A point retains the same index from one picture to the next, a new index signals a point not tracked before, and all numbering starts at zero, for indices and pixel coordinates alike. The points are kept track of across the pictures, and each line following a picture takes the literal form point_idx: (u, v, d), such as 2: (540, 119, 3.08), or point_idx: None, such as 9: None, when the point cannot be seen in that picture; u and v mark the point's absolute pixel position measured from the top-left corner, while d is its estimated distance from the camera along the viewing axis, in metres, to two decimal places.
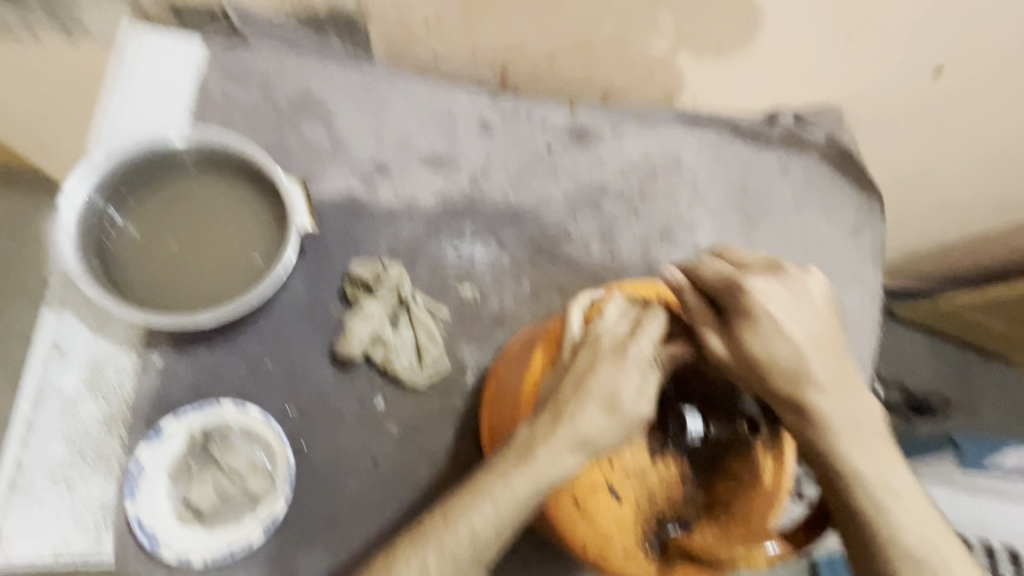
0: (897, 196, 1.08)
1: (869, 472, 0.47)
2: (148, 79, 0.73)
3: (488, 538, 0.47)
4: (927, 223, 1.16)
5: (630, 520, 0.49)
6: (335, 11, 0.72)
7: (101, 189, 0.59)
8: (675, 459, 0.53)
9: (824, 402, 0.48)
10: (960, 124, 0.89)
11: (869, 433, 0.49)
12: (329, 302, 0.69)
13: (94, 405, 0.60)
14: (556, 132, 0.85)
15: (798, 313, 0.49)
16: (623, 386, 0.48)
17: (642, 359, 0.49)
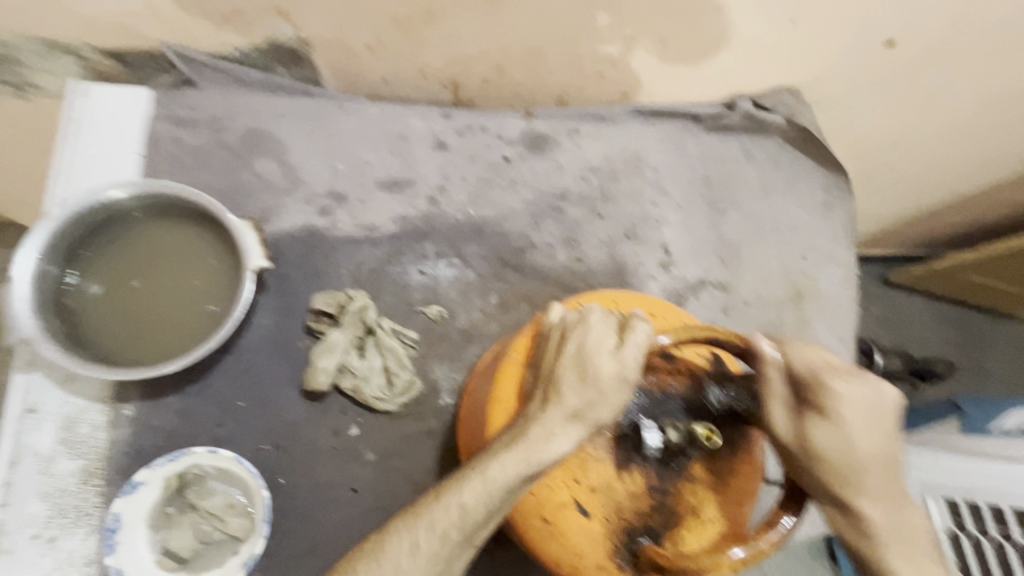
0: (870, 169, 1.05)
1: (901, 566, 0.50)
2: (97, 131, 0.73)
3: (477, 515, 0.47)
4: (905, 193, 1.13)
5: (600, 535, 0.51)
6: (276, 43, 0.71)
7: (51, 250, 0.59)
8: (643, 471, 0.52)
9: (866, 503, 0.50)
10: (922, 86, 0.83)
11: (896, 514, 0.51)
12: (296, 336, 0.70)
13: (70, 460, 0.61)
14: (512, 142, 0.85)
15: (860, 419, 0.50)
16: (597, 349, 0.48)
17: (605, 329, 0.50)
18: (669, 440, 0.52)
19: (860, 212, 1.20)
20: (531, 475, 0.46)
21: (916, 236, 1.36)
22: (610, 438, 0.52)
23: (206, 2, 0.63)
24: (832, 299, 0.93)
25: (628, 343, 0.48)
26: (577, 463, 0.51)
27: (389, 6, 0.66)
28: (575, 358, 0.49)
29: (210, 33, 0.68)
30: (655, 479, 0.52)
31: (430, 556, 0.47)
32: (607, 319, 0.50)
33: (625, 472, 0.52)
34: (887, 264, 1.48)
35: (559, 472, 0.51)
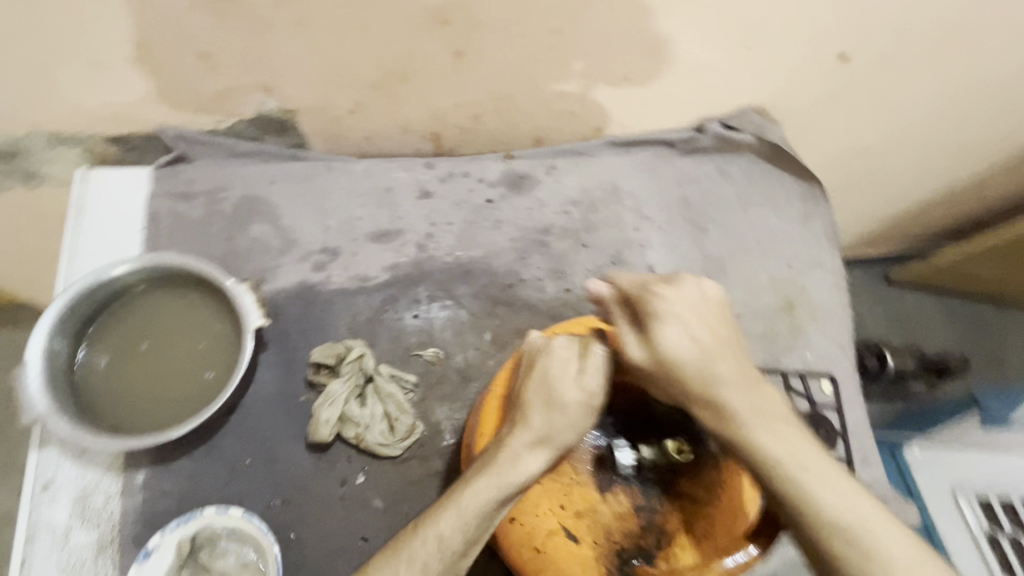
0: (847, 175, 1.07)
1: (777, 452, 0.48)
2: (102, 213, 0.78)
3: (455, 543, 0.48)
4: (887, 194, 1.15)
5: (591, 559, 0.52)
6: (265, 115, 0.76)
7: (61, 330, 0.62)
8: (625, 490, 0.58)
9: (733, 396, 0.51)
10: (881, 90, 0.86)
11: (777, 418, 0.50)
12: (298, 389, 0.72)
13: (85, 532, 0.62)
14: (493, 183, 0.88)
15: (692, 317, 0.53)
16: (559, 373, 0.53)
17: (569, 353, 0.54)
18: (642, 457, 0.58)
19: (846, 216, 1.22)
20: (508, 496, 0.49)
21: (908, 233, 1.37)
22: (590, 460, 0.59)
23: (196, 86, 0.69)
24: (824, 305, 0.94)
25: (589, 367, 0.54)
26: (562, 490, 0.56)
27: (365, 71, 0.71)
28: (540, 380, 0.53)
29: (202, 112, 0.74)
30: (639, 499, 0.57)
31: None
32: (571, 344, 0.55)
33: (608, 492, 0.57)
34: (887, 263, 1.49)
35: (545, 500, 0.53)
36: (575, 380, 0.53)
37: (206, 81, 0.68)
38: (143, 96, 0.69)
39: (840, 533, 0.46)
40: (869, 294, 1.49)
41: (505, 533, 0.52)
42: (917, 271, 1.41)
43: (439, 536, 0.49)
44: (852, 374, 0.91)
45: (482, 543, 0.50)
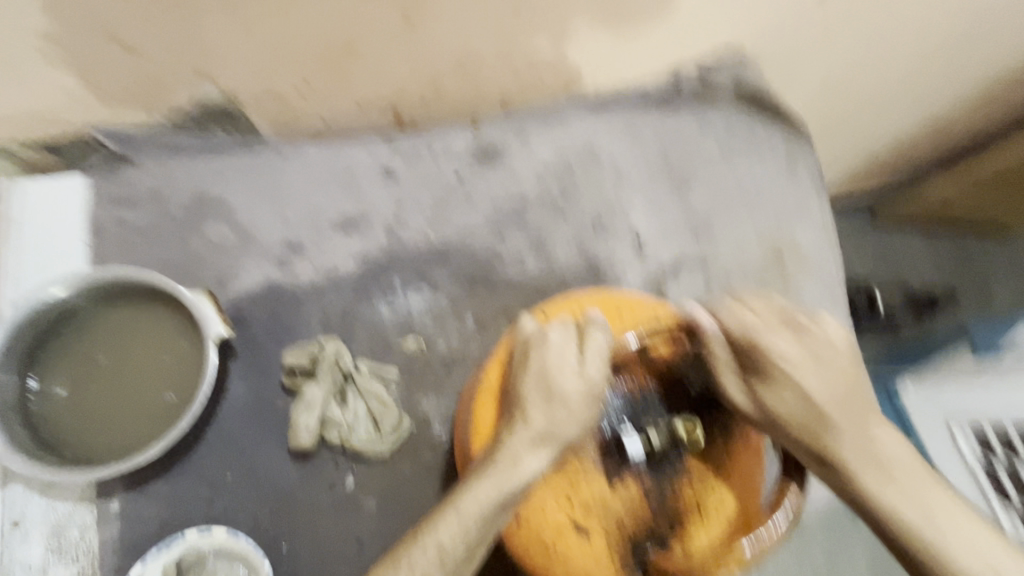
0: (829, 114, 1.03)
1: (908, 510, 0.49)
2: (37, 226, 0.73)
3: (456, 553, 0.46)
4: (872, 130, 1.11)
5: (605, 551, 0.50)
6: (206, 107, 0.69)
7: (5, 360, 0.57)
8: (635, 478, 0.54)
9: (848, 447, 0.52)
10: (866, 20, 0.80)
11: (919, 483, 0.50)
12: (275, 396, 0.68)
13: (62, 566, 0.59)
14: (461, 157, 0.83)
15: (824, 375, 0.54)
16: (556, 364, 0.50)
17: (564, 341, 0.52)
18: (652, 443, 0.54)
19: (831, 157, 1.18)
20: (509, 500, 0.47)
21: (894, 170, 1.34)
22: (597, 452, 0.55)
23: (122, 79, 0.62)
24: (816, 254, 0.91)
25: (587, 353, 0.51)
26: (567, 483, 0.52)
27: (307, 47, 0.64)
28: (537, 374, 0.50)
29: (133, 109, 0.67)
30: (649, 484, 0.54)
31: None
32: (567, 331, 0.52)
33: (617, 481, 0.54)
34: (873, 202, 1.45)
35: (553, 493, 0.52)
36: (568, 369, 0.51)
37: (134, 74, 0.61)
38: (64, 96, 0.62)
39: (941, 547, 0.47)
40: (858, 235, 1.47)
41: (512, 536, 0.50)
42: (903, 207, 1.37)
43: (440, 546, 0.47)
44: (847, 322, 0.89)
45: (484, 550, 0.48)
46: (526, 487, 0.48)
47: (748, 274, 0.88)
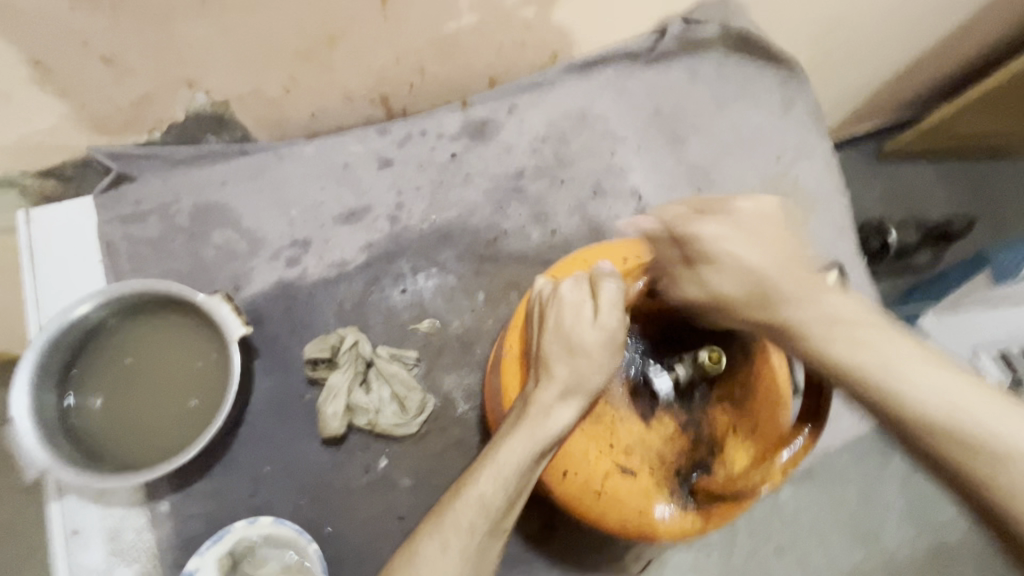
0: (823, 51, 1.00)
1: (854, 356, 0.43)
2: (54, 253, 0.73)
3: (496, 502, 0.48)
4: (872, 62, 1.08)
5: (652, 486, 0.50)
6: (196, 113, 0.71)
7: (43, 379, 0.60)
8: (671, 413, 0.54)
9: (798, 311, 0.46)
10: None
11: (853, 325, 0.44)
12: (301, 388, 0.70)
13: (126, 567, 0.62)
14: (454, 137, 0.83)
15: (740, 242, 0.49)
16: (575, 320, 0.49)
17: (578, 297, 0.50)
18: (680, 379, 0.53)
19: (830, 95, 1.16)
20: (545, 450, 0.48)
21: (899, 100, 1.31)
22: (628, 396, 0.54)
23: (112, 93, 0.63)
24: (819, 193, 0.90)
25: (601, 305, 0.50)
26: (604, 430, 0.51)
27: (290, 40, 0.64)
28: (558, 332, 0.50)
29: (129, 125, 0.69)
30: (683, 416, 0.54)
31: (461, 554, 0.47)
32: (578, 286, 0.50)
33: (653, 420, 0.53)
34: (879, 137, 1.43)
35: (593, 443, 0.50)
36: (586, 325, 0.49)
37: (124, 89, 0.63)
38: (64, 119, 0.64)
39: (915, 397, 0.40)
40: (867, 172, 1.44)
41: (562, 487, 0.49)
42: (907, 141, 1.34)
43: (480, 497, 0.48)
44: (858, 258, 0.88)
45: (522, 502, 0.50)
46: (559, 437, 0.48)
47: None
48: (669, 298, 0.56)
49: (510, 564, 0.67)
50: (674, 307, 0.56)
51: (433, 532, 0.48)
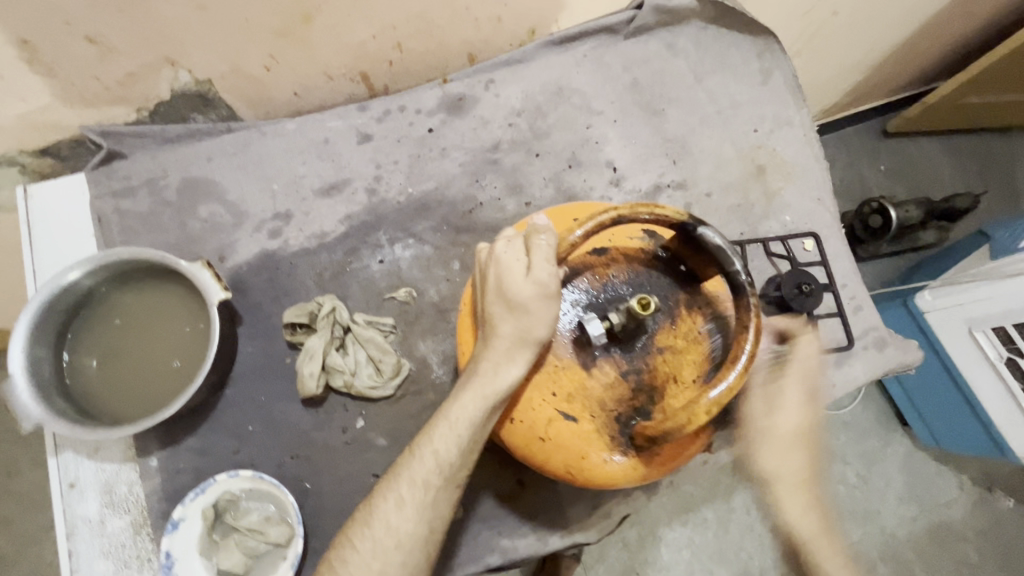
0: (804, 31, 1.00)
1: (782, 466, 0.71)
2: (52, 226, 0.75)
3: (450, 458, 0.52)
4: (865, 37, 1.06)
5: (592, 432, 0.52)
6: (180, 91, 0.74)
7: (38, 339, 0.63)
8: (610, 362, 0.53)
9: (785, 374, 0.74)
10: None
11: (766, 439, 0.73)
12: (283, 352, 0.74)
13: (119, 519, 0.66)
14: (432, 112, 0.85)
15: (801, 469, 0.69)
16: (510, 274, 0.51)
17: (513, 255, 0.52)
18: (614, 326, 0.51)
19: (822, 72, 1.15)
20: (494, 406, 0.51)
21: (897, 75, 1.29)
22: (570, 345, 0.53)
23: (100, 74, 0.66)
24: (798, 163, 0.90)
25: (535, 257, 0.50)
26: (547, 378, 0.52)
27: (265, 20, 0.66)
28: (496, 291, 0.51)
29: (117, 103, 0.72)
30: (625, 364, 0.53)
31: (416, 506, 0.51)
32: (512, 245, 0.52)
33: (593, 368, 0.53)
34: (884, 117, 1.42)
35: (535, 393, 0.52)
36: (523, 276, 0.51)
37: (110, 68, 0.66)
38: (58, 102, 0.67)
39: None
40: (865, 148, 1.43)
41: (511, 434, 0.53)
42: (910, 117, 1.33)
43: (434, 454, 0.52)
44: (836, 227, 0.88)
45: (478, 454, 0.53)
46: (507, 394, 0.51)
47: (728, 191, 0.88)
48: (615, 252, 0.55)
49: (482, 522, 0.70)
50: (620, 261, 0.55)
51: (388, 491, 0.52)
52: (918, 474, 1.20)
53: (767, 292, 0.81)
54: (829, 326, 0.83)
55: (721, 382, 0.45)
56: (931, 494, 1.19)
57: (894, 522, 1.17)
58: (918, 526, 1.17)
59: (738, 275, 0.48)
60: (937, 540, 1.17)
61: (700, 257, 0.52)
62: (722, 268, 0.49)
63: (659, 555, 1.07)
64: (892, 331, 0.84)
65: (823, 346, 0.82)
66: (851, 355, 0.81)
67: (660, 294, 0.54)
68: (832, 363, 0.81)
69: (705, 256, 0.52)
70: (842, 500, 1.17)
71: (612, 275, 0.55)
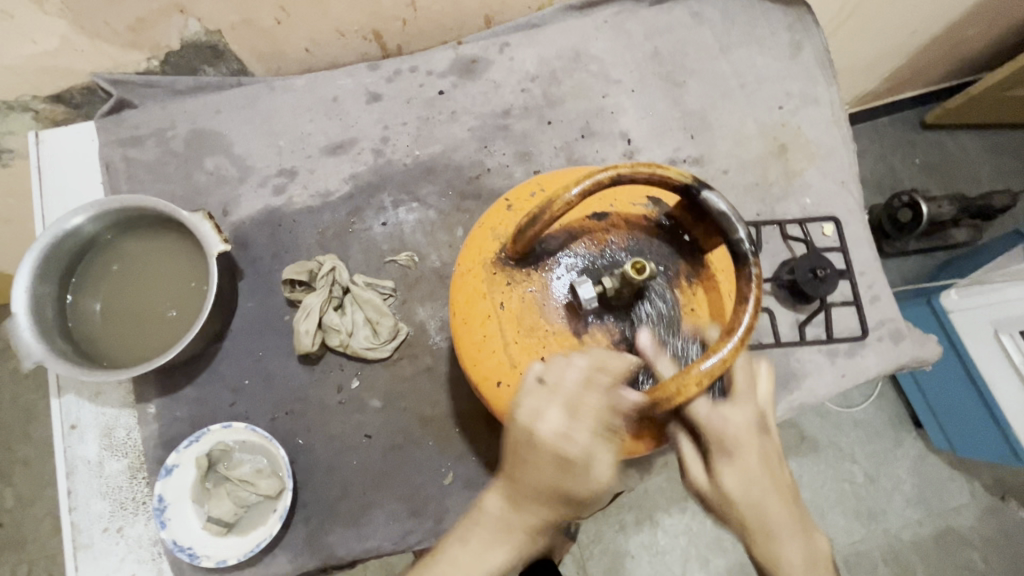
0: (840, 11, 0.95)
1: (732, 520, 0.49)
2: (61, 171, 0.76)
3: None
4: (911, 18, 1.00)
5: None
6: (190, 41, 0.73)
7: (42, 280, 0.63)
8: (603, 329, 0.51)
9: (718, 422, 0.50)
10: None
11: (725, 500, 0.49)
12: (281, 309, 0.74)
13: (115, 461, 0.68)
14: (443, 74, 0.83)
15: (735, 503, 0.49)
16: (548, 426, 0.46)
17: (560, 403, 0.46)
18: (605, 290, 0.49)
19: (861, 55, 1.09)
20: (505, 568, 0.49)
21: (941, 62, 1.22)
22: (564, 310, 0.52)
23: (110, 19, 0.65)
24: (823, 143, 0.86)
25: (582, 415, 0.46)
26: (537, 343, 0.52)
27: None
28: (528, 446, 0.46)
29: (127, 49, 0.71)
30: (617, 333, 0.51)
31: None
32: (568, 369, 0.47)
33: (585, 335, 0.51)
34: (923, 107, 1.35)
35: (524, 357, 0.52)
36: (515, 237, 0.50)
37: (118, 12, 0.65)
38: (67, 45, 0.67)
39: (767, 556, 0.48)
40: (899, 138, 1.36)
41: (498, 398, 0.52)
42: (951, 108, 1.26)
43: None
44: (859, 212, 0.84)
45: None
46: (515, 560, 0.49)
47: (746, 169, 0.84)
48: (615, 217, 0.54)
49: (471, 489, 0.69)
50: (620, 227, 0.54)
51: None
52: (928, 478, 1.17)
53: (780, 276, 0.78)
54: (844, 315, 0.79)
55: (714, 353, 0.44)
56: (941, 499, 1.16)
57: (900, 522, 1.14)
58: (924, 529, 1.14)
59: (741, 243, 0.46)
60: (944, 545, 1.14)
61: (703, 225, 0.51)
62: (724, 236, 0.47)
63: (654, 537, 1.06)
64: (911, 324, 0.81)
65: (835, 335, 0.79)
66: (864, 345, 0.78)
67: (659, 263, 0.53)
68: (843, 352, 0.78)
69: (709, 223, 0.50)
70: (847, 498, 1.15)
71: (611, 241, 0.53)
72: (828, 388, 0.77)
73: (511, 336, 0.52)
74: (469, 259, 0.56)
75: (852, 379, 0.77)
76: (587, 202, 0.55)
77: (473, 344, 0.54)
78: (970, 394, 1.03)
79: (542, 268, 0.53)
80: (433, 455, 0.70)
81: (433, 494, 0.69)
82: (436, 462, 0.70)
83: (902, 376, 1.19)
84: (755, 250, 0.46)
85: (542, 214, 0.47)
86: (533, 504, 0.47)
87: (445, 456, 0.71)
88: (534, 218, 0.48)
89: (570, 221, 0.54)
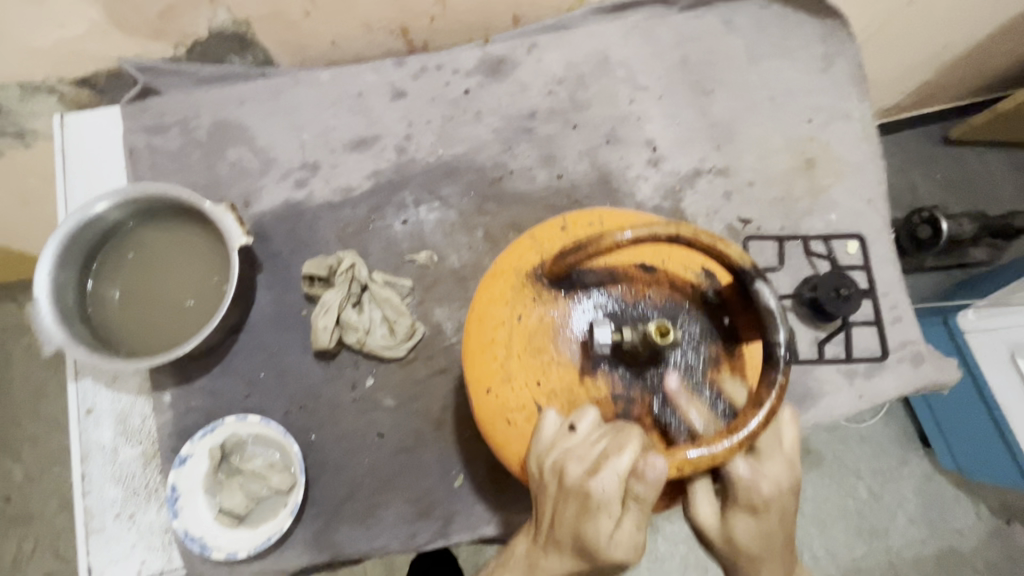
0: (874, 24, 0.93)
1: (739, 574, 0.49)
2: (85, 156, 0.76)
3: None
4: (945, 32, 0.98)
5: None
6: (219, 31, 0.72)
7: (64, 264, 0.64)
8: (608, 379, 0.50)
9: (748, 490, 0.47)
10: None
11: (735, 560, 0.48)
12: (299, 304, 0.74)
13: (129, 448, 0.68)
14: (470, 73, 0.82)
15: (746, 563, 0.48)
16: (571, 473, 0.44)
17: (582, 459, 0.44)
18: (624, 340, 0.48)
19: (891, 68, 1.07)
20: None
21: (971, 77, 1.19)
22: (578, 348, 0.51)
23: (141, 6, 0.65)
24: (851, 159, 0.84)
25: (601, 482, 0.42)
26: (539, 366, 0.51)
27: None
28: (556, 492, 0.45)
29: (155, 37, 0.70)
30: (621, 388, 0.50)
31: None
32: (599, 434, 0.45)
33: (590, 378, 0.51)
34: (948, 123, 1.33)
35: (521, 375, 0.51)
36: (555, 258, 0.50)
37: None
38: (97, 30, 0.66)
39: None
40: (922, 155, 1.34)
41: (483, 406, 0.52)
42: (976, 125, 1.24)
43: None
44: (885, 231, 0.82)
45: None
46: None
47: (771, 183, 0.83)
48: (662, 274, 0.53)
49: (480, 493, 0.69)
50: (663, 285, 0.53)
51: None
52: (935, 500, 1.16)
53: (801, 293, 0.77)
54: (862, 336, 0.79)
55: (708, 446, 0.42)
56: (947, 521, 1.15)
57: (903, 542, 1.14)
58: (927, 550, 1.13)
59: (776, 347, 0.43)
60: (948, 568, 1.13)
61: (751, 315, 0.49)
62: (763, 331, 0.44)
63: (654, 545, 1.06)
64: (932, 347, 0.79)
65: (853, 355, 0.78)
66: (883, 366, 0.77)
67: (688, 334, 0.51)
68: (862, 373, 0.77)
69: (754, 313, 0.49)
70: (851, 516, 1.14)
71: (648, 295, 0.52)
72: (845, 409, 0.76)
73: (516, 351, 0.52)
74: (506, 260, 0.56)
75: (869, 400, 0.76)
76: (640, 249, 0.54)
77: (478, 345, 0.53)
78: (981, 417, 1.01)
79: (570, 296, 0.52)
80: (444, 457, 0.70)
81: (444, 496, 0.69)
82: (447, 464, 0.70)
83: (913, 397, 1.18)
84: (790, 360, 0.43)
85: (587, 246, 0.47)
86: (559, 552, 0.45)
87: (456, 459, 0.70)
88: (578, 246, 0.47)
89: (615, 262, 0.53)
